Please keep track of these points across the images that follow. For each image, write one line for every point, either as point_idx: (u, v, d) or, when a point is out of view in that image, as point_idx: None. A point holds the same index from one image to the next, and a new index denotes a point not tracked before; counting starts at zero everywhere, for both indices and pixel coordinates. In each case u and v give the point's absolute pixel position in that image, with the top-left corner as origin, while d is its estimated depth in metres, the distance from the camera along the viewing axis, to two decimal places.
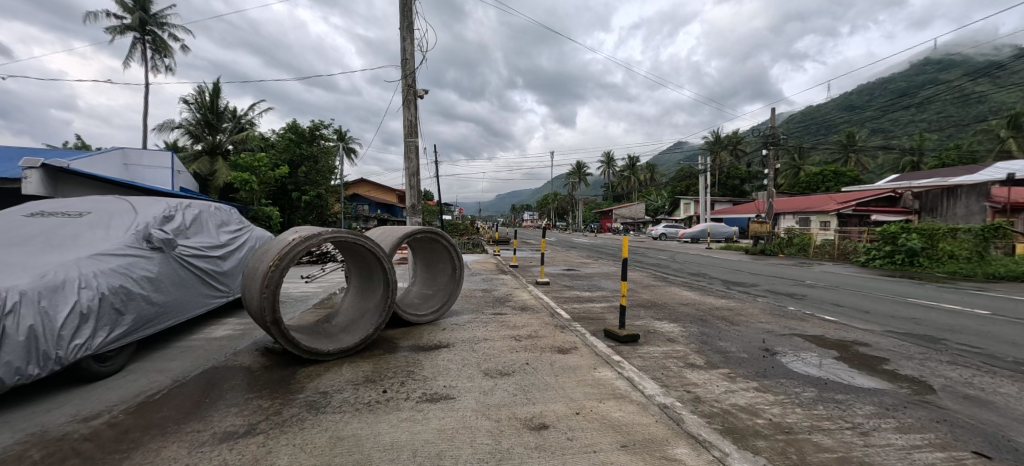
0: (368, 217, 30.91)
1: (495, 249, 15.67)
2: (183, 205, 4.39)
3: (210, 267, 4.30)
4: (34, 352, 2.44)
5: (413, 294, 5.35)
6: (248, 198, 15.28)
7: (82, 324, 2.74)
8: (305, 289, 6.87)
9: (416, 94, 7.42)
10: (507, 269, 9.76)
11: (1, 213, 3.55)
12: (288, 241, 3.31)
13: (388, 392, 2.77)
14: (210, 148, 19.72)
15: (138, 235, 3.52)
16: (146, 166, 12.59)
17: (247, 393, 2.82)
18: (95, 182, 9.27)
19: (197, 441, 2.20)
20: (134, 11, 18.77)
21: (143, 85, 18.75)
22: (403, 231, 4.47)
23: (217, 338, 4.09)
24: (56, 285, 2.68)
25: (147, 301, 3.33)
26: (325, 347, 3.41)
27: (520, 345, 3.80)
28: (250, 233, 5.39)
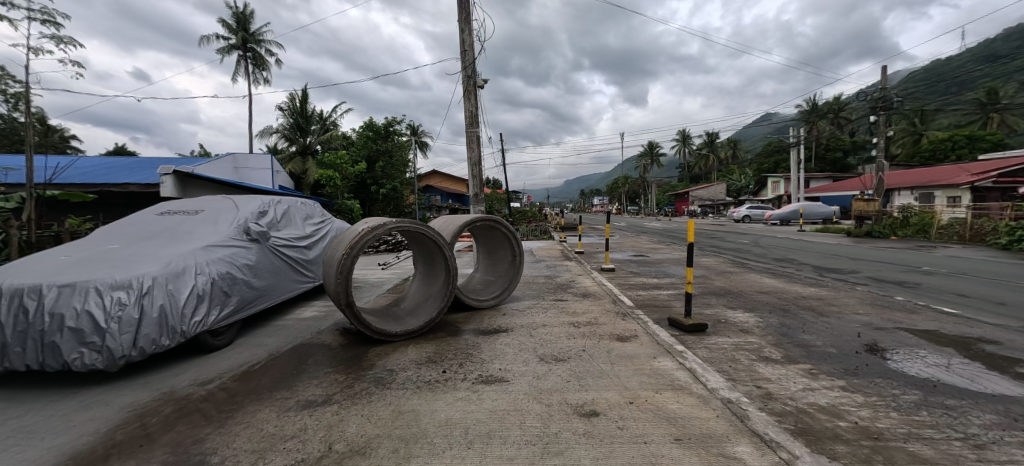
0: (441, 208, 32.66)
1: (561, 235, 15.64)
2: (275, 201, 4.95)
3: (298, 255, 4.82)
4: (164, 326, 2.99)
5: (475, 280, 5.52)
6: (333, 193, 16.85)
7: (199, 304, 3.26)
8: (380, 276, 7.43)
9: (476, 84, 7.53)
10: (572, 256, 9.67)
11: (142, 212, 4.33)
12: (358, 230, 3.57)
13: (447, 372, 2.93)
14: (301, 149, 21.93)
15: (238, 229, 4.06)
16: (251, 168, 14.40)
17: (327, 368, 3.16)
18: (214, 183, 10.87)
19: (285, 407, 2.54)
20: (237, 31, 21.34)
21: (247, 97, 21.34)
22: (464, 219, 4.61)
23: (305, 318, 4.63)
24: (179, 270, 3.22)
25: (249, 285, 3.86)
26: (392, 329, 3.68)
27: (578, 332, 3.76)
28: (331, 224, 5.93)
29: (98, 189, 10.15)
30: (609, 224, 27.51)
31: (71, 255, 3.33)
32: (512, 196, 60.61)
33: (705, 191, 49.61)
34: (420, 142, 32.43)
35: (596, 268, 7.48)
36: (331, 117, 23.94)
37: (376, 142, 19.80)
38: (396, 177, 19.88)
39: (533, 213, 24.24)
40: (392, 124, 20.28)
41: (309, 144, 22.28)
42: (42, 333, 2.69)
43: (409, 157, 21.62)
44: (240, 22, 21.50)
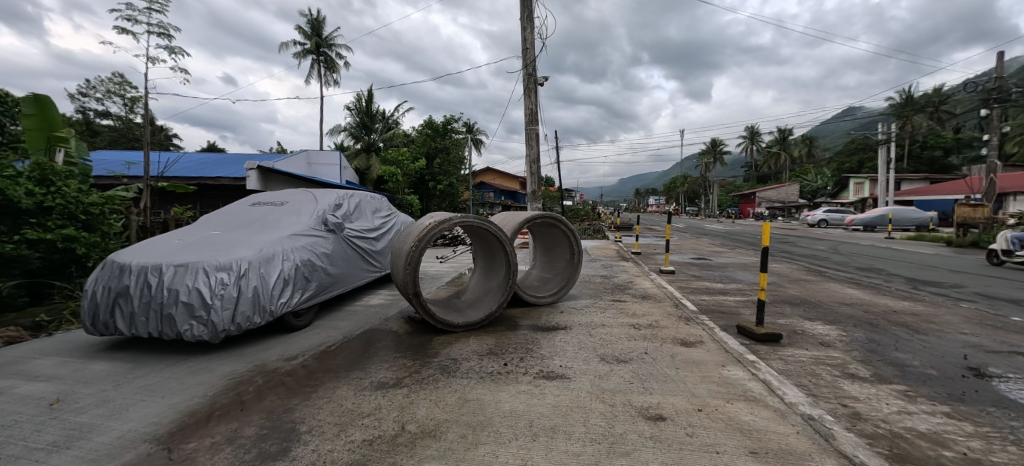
0: (494, 205, 33.21)
1: (616, 235, 15.32)
2: (348, 195, 5.29)
3: (367, 246, 5.12)
4: (257, 306, 3.34)
5: (532, 276, 5.56)
6: (394, 188, 17.70)
7: (285, 288, 3.59)
8: (439, 269, 7.72)
9: (536, 82, 7.54)
10: (629, 256, 9.43)
11: (237, 202, 4.81)
12: (426, 224, 3.74)
13: (508, 365, 3.00)
14: (366, 146, 23.29)
15: (318, 220, 4.39)
16: (321, 164, 15.54)
17: (395, 353, 3.35)
18: (291, 178, 11.85)
19: (361, 386, 2.74)
20: (312, 37, 23.02)
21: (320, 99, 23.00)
22: (524, 216, 4.65)
23: (373, 305, 4.93)
24: (270, 256, 3.57)
25: (326, 273, 4.18)
26: (455, 320, 3.81)
27: (639, 333, 3.67)
28: (397, 218, 6.23)
29: (196, 182, 11.45)
30: (668, 225, 26.55)
31: (183, 239, 3.80)
32: (564, 194, 60.34)
33: (774, 192, 46.05)
34: (475, 139, 33.00)
35: (655, 270, 7.25)
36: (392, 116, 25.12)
37: (435, 140, 20.50)
38: (453, 173, 20.45)
39: (585, 211, 23.90)
40: (450, 122, 20.87)
41: (373, 142, 23.56)
42: (163, 306, 3.12)
43: (465, 154, 22.14)
44: (314, 29, 23.14)
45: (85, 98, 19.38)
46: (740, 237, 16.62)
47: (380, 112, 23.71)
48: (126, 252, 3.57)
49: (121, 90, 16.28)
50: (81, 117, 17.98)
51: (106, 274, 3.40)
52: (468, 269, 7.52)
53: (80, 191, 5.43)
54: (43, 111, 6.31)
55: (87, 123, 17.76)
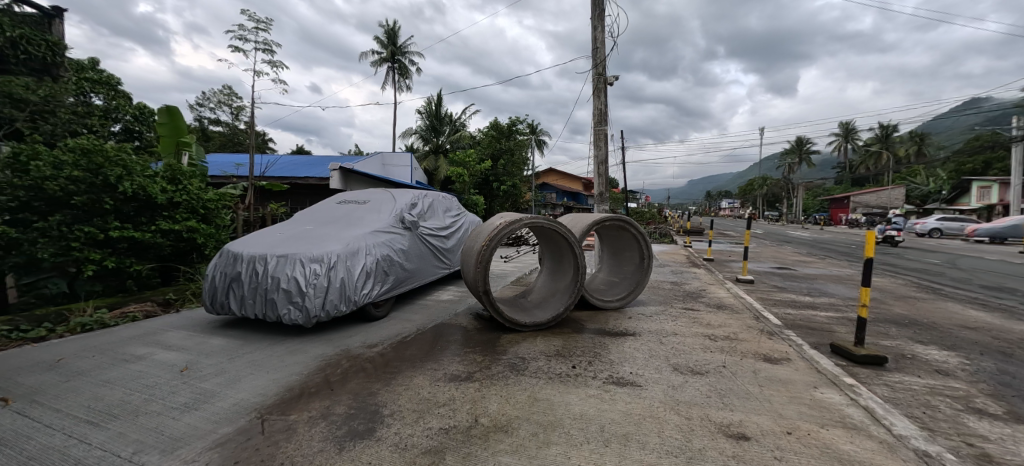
0: (556, 206, 33.10)
1: (685, 240, 14.55)
2: (423, 194, 5.56)
3: (438, 244, 5.36)
4: (343, 296, 3.65)
5: (598, 280, 5.47)
6: (460, 189, 18.32)
7: (367, 280, 3.89)
8: (503, 268, 7.88)
9: (606, 81, 7.40)
10: (700, 263, 8.93)
11: (326, 200, 5.27)
12: (497, 224, 3.84)
13: (577, 368, 2.99)
14: (434, 148, 24.27)
15: (395, 218, 4.68)
16: (394, 165, 16.56)
17: (465, 348, 3.48)
18: (368, 178, 12.77)
19: (435, 378, 2.89)
20: (388, 46, 24.57)
21: (394, 104, 24.52)
22: (593, 218, 4.59)
23: (442, 300, 5.16)
24: (355, 250, 3.88)
25: (402, 267, 4.45)
26: (522, 320, 3.87)
27: (715, 345, 3.47)
28: (466, 217, 6.44)
29: (288, 182, 12.74)
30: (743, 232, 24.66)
31: (284, 232, 4.26)
32: (628, 196, 58.53)
33: (871, 196, 40.84)
34: (538, 140, 33.12)
35: (731, 279, 6.78)
36: (459, 119, 26.04)
37: (499, 141, 20.92)
38: (516, 174, 20.72)
39: (651, 214, 22.92)
40: (514, 124, 21.17)
41: (441, 144, 24.65)
42: (267, 291, 3.53)
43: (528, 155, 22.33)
44: (390, 37, 24.67)
45: (202, 108, 22.48)
46: (831, 247, 14.93)
47: (448, 115, 24.71)
48: (238, 243, 4.08)
49: (229, 100, 18.64)
50: (199, 125, 20.88)
51: (222, 262, 3.92)
52: (531, 269, 7.60)
53: (199, 189, 6.31)
54: (173, 121, 7.39)
55: (202, 130, 20.56)
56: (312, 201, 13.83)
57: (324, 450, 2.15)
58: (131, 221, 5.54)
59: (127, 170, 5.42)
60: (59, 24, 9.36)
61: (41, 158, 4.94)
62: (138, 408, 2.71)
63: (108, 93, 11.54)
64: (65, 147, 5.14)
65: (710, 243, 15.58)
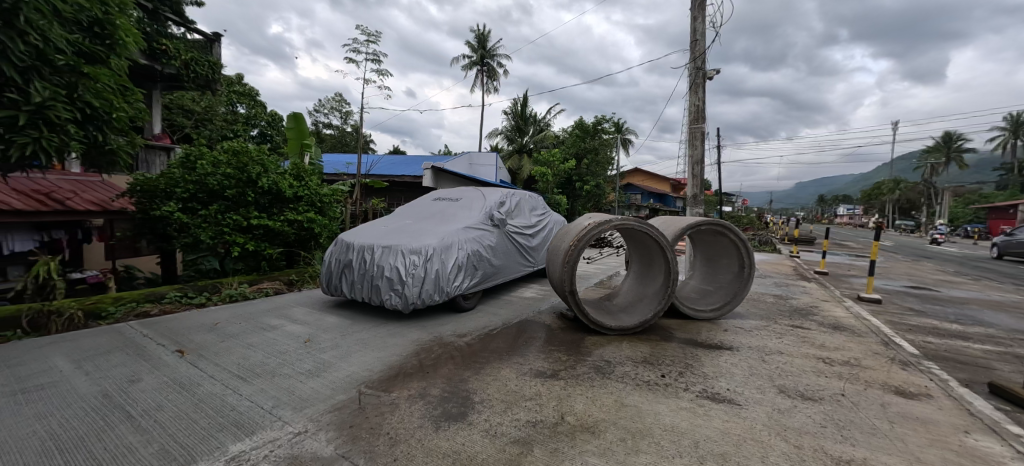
0: (640, 208, 31.73)
1: (793, 250, 12.98)
2: (511, 193, 5.74)
3: (524, 242, 5.51)
4: (438, 286, 3.95)
5: (688, 287, 5.18)
6: (543, 188, 18.49)
7: (458, 273, 4.15)
8: (585, 269, 7.81)
9: (706, 75, 6.91)
10: (811, 276, 7.91)
11: (423, 197, 5.70)
12: (585, 224, 3.83)
13: (667, 378, 2.87)
14: (519, 148, 24.91)
15: (485, 215, 4.91)
16: (481, 164, 17.31)
17: (549, 346, 3.54)
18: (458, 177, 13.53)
19: (521, 373, 3.00)
20: (478, 50, 25.65)
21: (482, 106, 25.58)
22: (686, 222, 4.36)
23: (526, 297, 5.29)
24: (449, 245, 4.16)
25: (490, 263, 4.66)
26: (608, 323, 3.83)
27: (831, 370, 3.08)
28: (551, 217, 6.51)
29: (387, 180, 13.98)
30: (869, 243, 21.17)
31: (388, 225, 4.72)
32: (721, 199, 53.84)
33: None
34: (624, 139, 31.96)
35: (852, 297, 5.91)
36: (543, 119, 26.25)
37: (584, 141, 20.65)
38: (600, 174, 20.27)
39: (749, 219, 20.82)
40: (600, 122, 20.74)
41: (525, 144, 25.16)
42: (374, 278, 3.96)
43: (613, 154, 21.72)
44: (480, 41, 25.71)
45: (317, 114, 25.62)
46: (992, 266, 12.22)
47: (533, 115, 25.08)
48: (351, 233, 4.61)
49: (340, 106, 21.01)
50: (316, 129, 23.86)
51: (337, 250, 4.46)
52: (615, 272, 7.42)
53: (316, 185, 7.25)
54: (298, 124, 8.60)
55: (318, 134, 23.48)
56: (407, 197, 15.00)
57: (423, 426, 2.37)
58: (266, 212, 6.55)
59: (264, 168, 6.46)
60: (219, 46, 11.36)
61: (205, 158, 6.11)
62: (276, 370, 3.24)
63: (250, 103, 13.77)
64: (221, 149, 6.28)
65: (823, 254, 13.70)
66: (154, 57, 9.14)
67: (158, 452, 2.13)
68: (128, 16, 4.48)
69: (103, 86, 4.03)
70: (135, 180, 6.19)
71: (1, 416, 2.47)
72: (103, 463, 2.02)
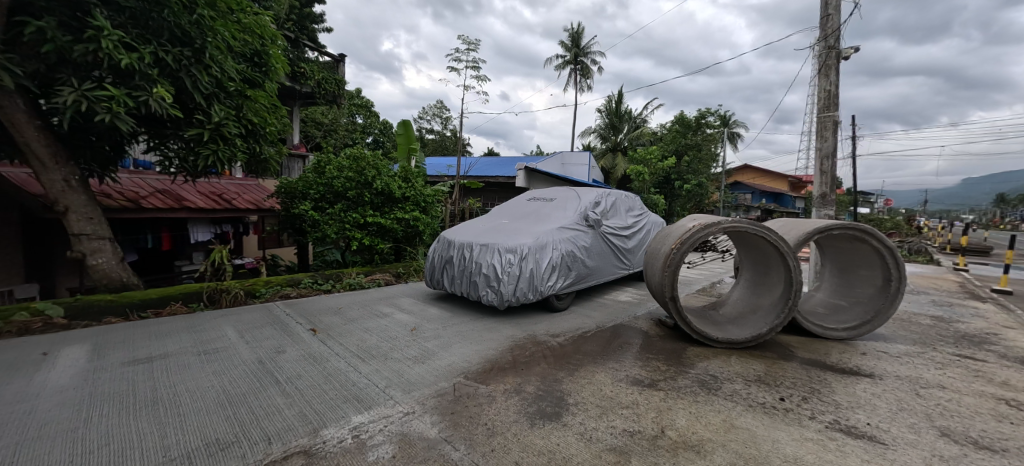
0: (750, 209, 28.54)
1: (963, 263, 10.48)
2: (606, 192, 5.63)
3: (619, 244, 5.36)
4: (532, 285, 4.05)
5: (814, 301, 4.54)
6: (639, 188, 17.74)
7: (552, 273, 4.21)
8: (685, 274, 7.31)
9: (840, 55, 5.95)
10: (991, 295, 6.32)
11: (518, 197, 5.88)
12: (690, 226, 3.59)
13: (786, 402, 2.57)
14: (613, 147, 24.28)
15: (580, 215, 4.90)
16: (573, 164, 17.25)
17: (647, 353, 3.41)
18: (551, 177, 13.68)
19: (617, 379, 2.94)
20: (571, 48, 25.52)
21: (575, 105, 25.44)
22: (813, 225, 3.83)
23: (620, 301, 5.15)
24: (543, 244, 4.25)
25: (584, 264, 4.64)
26: (713, 334, 3.55)
27: (1021, 416, 2.45)
28: (648, 218, 6.23)
29: (483, 180, 14.68)
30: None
31: (486, 224, 4.98)
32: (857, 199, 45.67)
33: None
34: (731, 133, 29.06)
35: None
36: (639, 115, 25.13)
37: (685, 136, 19.27)
38: (702, 172, 18.71)
39: (896, 223, 17.35)
40: (704, 116, 19.14)
41: (619, 142, 24.38)
42: (472, 274, 4.22)
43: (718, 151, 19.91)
44: (574, 40, 25.53)
45: (422, 121, 28.00)
46: None
47: (628, 111, 24.21)
48: (453, 231, 4.96)
49: (441, 112, 22.67)
50: (420, 135, 26.09)
51: (440, 246, 4.84)
52: (721, 279, 6.82)
53: (421, 186, 7.95)
54: (406, 131, 9.52)
55: (423, 139, 25.66)
56: (500, 197, 15.58)
57: (520, 421, 2.47)
58: (380, 210, 7.37)
59: (378, 171, 7.31)
60: (343, 65, 13.10)
61: (333, 164, 7.12)
62: (388, 353, 3.65)
63: (367, 113, 15.62)
64: (345, 155, 7.25)
65: (1010, 269, 10.81)
66: (295, 79, 10.85)
67: (299, 414, 2.56)
68: (279, 48, 5.50)
69: (259, 105, 5.03)
70: (282, 183, 7.45)
71: (193, 371, 3.20)
72: (259, 418, 2.50)
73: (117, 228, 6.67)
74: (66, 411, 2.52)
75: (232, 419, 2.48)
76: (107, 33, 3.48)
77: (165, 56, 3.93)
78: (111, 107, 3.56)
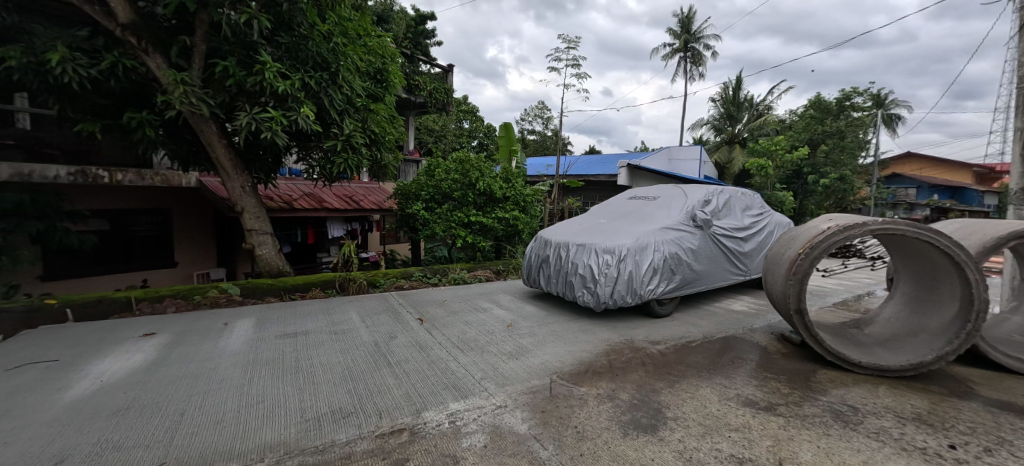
0: (916, 207, 23.06)
1: None
2: (718, 190, 5.08)
3: (733, 247, 4.81)
4: (631, 287, 3.87)
5: (1012, 326, 3.48)
6: (761, 183, 15.69)
7: (653, 276, 3.96)
8: (821, 284, 6.22)
9: None
10: None
11: (618, 196, 5.67)
12: (823, 229, 3.04)
13: (963, 452, 2.01)
14: (729, 138, 22.00)
15: (687, 215, 4.51)
16: (682, 159, 15.99)
17: (765, 372, 2.99)
18: (656, 174, 12.91)
19: (726, 398, 2.64)
20: (681, 35, 23.68)
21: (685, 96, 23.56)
22: (1013, 228, 2.95)
23: (734, 310, 4.60)
24: (644, 246, 4.02)
25: (690, 268, 4.27)
26: (855, 357, 2.96)
27: None
28: (770, 218, 5.46)
29: (582, 179, 14.49)
30: None
31: (583, 224, 4.90)
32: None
33: None
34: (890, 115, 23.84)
35: None
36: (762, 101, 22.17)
37: (822, 123, 16.42)
38: (846, 163, 15.72)
39: None
40: (849, 97, 16.09)
41: (737, 133, 21.93)
42: (568, 274, 4.20)
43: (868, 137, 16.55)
44: (684, 26, 23.61)
45: (524, 122, 28.83)
46: None
47: (749, 98, 21.63)
48: (550, 230, 4.99)
49: (542, 113, 23.04)
50: (522, 136, 26.88)
51: (536, 246, 4.91)
52: (870, 291, 5.64)
53: (521, 186, 8.19)
54: (508, 133, 9.88)
55: (524, 140, 26.43)
56: (600, 196, 15.21)
57: (611, 429, 2.38)
58: (482, 210, 7.79)
59: (481, 172, 7.74)
60: (452, 75, 14.15)
61: (441, 167, 7.75)
62: (484, 346, 3.84)
63: (473, 118, 16.65)
64: (452, 159, 7.83)
65: None
66: (411, 92, 12.06)
67: (405, 395, 2.84)
68: (396, 66, 6.21)
69: (380, 117, 5.78)
70: (399, 185, 8.36)
71: (326, 347, 3.79)
72: (373, 394, 2.85)
73: (278, 224, 8.23)
74: (239, 371, 3.20)
75: (352, 392, 2.87)
76: (269, 67, 4.30)
77: (309, 81, 4.71)
78: (272, 126, 4.41)
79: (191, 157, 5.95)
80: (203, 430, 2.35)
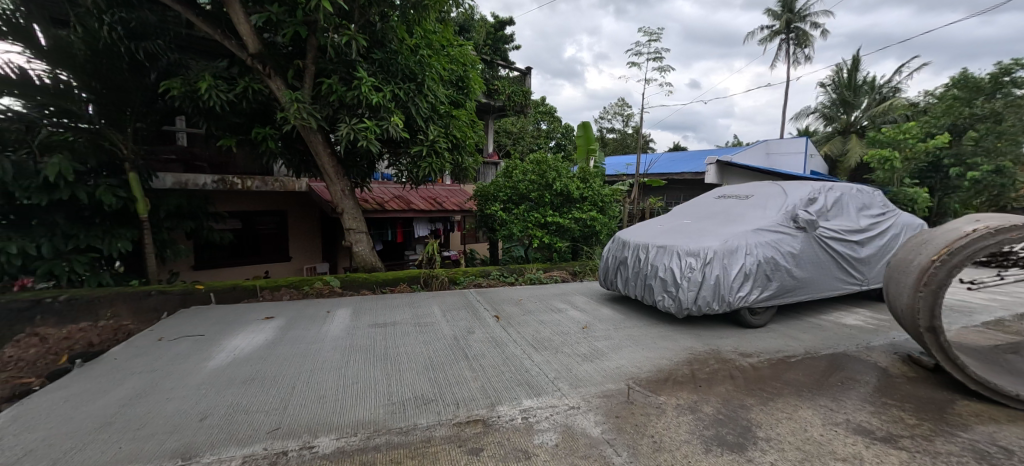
0: None
1: None
2: (827, 187, 4.48)
3: (846, 251, 4.21)
4: (718, 293, 3.60)
5: None
6: (886, 178, 13.41)
7: (745, 282, 3.64)
8: (970, 299, 5.14)
9: None
10: None
11: (704, 195, 5.29)
12: (966, 232, 2.55)
13: None
14: (844, 127, 19.29)
15: (786, 215, 4.06)
16: (783, 153, 14.32)
17: (884, 398, 2.59)
18: (751, 170, 11.77)
19: (830, 423, 2.35)
20: (782, 15, 21.20)
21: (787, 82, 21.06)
22: None
23: (847, 325, 4.03)
24: (733, 249, 3.71)
25: (790, 274, 3.84)
26: (1013, 388, 2.42)
27: None
28: (895, 219, 4.68)
29: (665, 178, 13.73)
30: None
31: (664, 225, 4.67)
32: None
33: None
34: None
35: None
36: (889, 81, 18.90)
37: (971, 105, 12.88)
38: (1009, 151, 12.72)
39: None
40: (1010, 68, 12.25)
41: (855, 121, 19.07)
42: (648, 277, 4.04)
43: None
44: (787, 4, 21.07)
45: (603, 121, 28.15)
46: None
47: (870, 80, 18.63)
48: (628, 231, 4.85)
49: (622, 110, 22.31)
50: (600, 135, 26.30)
51: (614, 247, 4.81)
52: None
53: (599, 186, 8.06)
54: (586, 132, 9.76)
55: (603, 139, 25.81)
56: (684, 195, 14.29)
57: (690, 443, 2.26)
58: (558, 210, 7.82)
59: (558, 173, 7.78)
60: (530, 78, 14.37)
61: (519, 169, 7.95)
62: (558, 347, 3.88)
63: (551, 119, 16.72)
64: (530, 160, 7.96)
65: None
66: (491, 97, 12.52)
67: (480, 388, 3.00)
68: (476, 72, 6.51)
69: (461, 122, 6.12)
70: (478, 188, 8.74)
71: (411, 338, 4.14)
72: (451, 385, 3.05)
73: (372, 224, 9.14)
74: (339, 354, 3.65)
75: (433, 381, 3.11)
76: (367, 83, 4.83)
77: (400, 93, 5.18)
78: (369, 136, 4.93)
79: (304, 166, 6.88)
80: (311, 402, 2.74)
